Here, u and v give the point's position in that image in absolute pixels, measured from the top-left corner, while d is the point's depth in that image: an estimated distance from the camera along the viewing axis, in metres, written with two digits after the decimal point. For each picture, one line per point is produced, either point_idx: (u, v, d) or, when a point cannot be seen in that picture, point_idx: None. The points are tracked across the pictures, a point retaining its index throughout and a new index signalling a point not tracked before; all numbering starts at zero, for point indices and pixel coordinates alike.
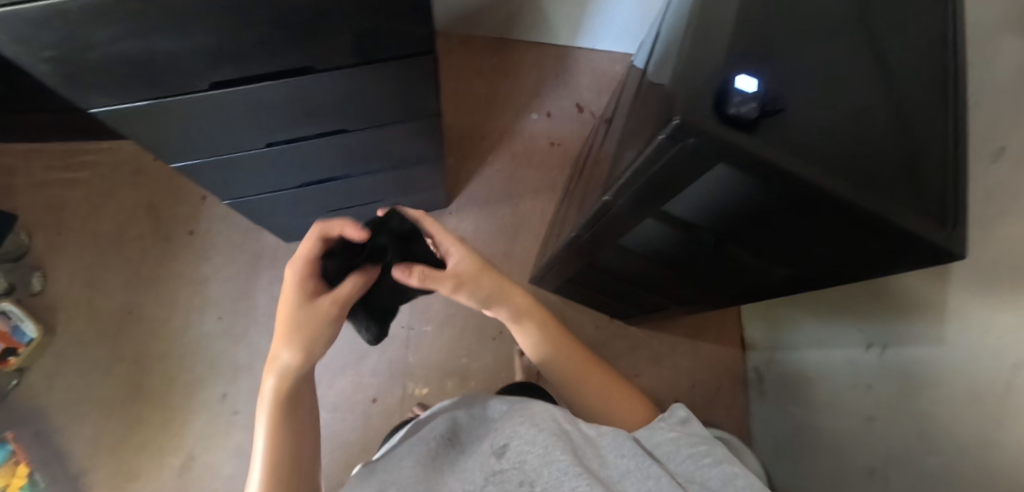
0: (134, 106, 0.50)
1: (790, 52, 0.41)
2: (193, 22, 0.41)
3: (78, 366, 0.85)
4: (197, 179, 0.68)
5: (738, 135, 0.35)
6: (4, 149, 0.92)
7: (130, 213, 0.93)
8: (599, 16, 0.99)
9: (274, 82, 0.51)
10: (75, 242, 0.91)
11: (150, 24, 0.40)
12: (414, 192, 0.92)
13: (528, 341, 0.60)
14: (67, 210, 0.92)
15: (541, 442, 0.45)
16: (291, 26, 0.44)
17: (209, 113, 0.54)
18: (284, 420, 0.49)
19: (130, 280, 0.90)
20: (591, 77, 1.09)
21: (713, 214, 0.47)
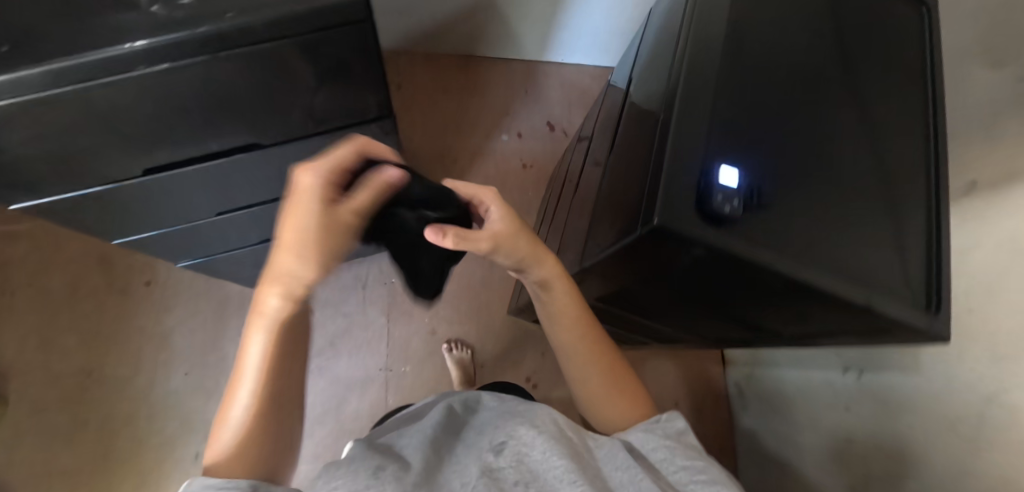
0: (62, 198, 0.45)
1: (767, 131, 0.39)
2: (111, 110, 0.37)
3: (39, 436, 0.81)
4: (148, 250, 0.63)
5: (720, 234, 0.34)
6: None
7: (81, 267, 0.88)
8: (567, 29, 0.95)
9: (219, 161, 0.47)
10: (21, 303, 0.86)
11: (61, 118, 0.36)
12: None
13: (553, 314, 0.46)
14: (9, 266, 0.87)
15: (538, 443, 0.36)
16: (227, 103, 0.41)
17: (151, 195, 0.49)
18: (283, 353, 0.36)
19: (87, 339, 0.85)
20: (563, 92, 1.05)
21: (697, 288, 0.45)
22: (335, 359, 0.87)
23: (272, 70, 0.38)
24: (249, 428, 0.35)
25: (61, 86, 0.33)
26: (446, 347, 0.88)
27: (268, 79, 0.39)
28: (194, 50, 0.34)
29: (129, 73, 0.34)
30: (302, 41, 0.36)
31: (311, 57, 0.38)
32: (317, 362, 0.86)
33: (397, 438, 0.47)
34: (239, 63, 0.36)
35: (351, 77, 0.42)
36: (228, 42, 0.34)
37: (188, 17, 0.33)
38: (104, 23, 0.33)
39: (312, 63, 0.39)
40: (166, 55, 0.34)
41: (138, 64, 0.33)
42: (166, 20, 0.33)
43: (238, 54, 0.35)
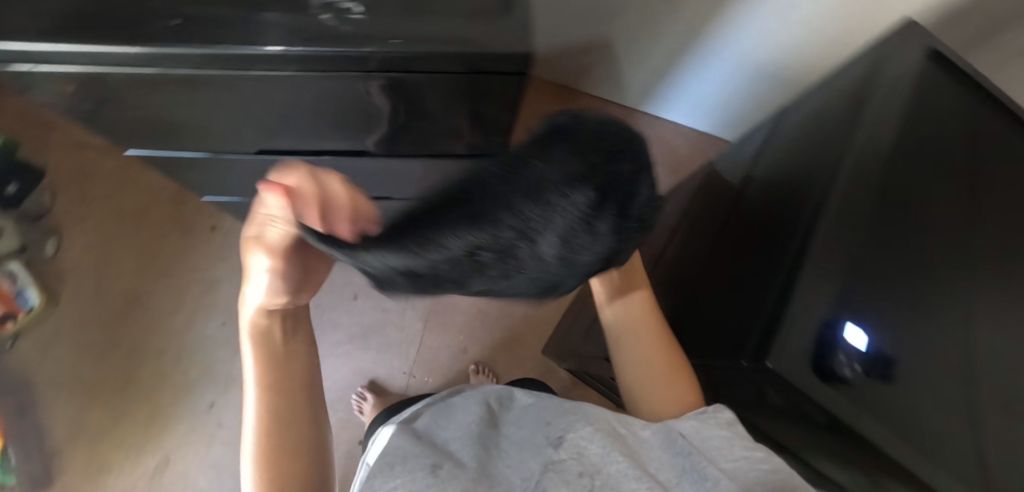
0: (183, 154, 0.53)
1: (910, 295, 0.36)
2: (251, 92, 0.38)
3: (75, 342, 0.86)
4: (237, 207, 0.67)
5: (831, 393, 0.32)
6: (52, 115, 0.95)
7: (155, 197, 0.92)
8: (675, 86, 0.93)
9: (324, 157, 0.52)
10: (94, 214, 0.91)
11: (205, 89, 0.38)
12: None
13: (622, 301, 0.48)
14: (96, 178, 0.94)
15: (595, 439, 0.36)
16: (342, 107, 0.41)
17: (256, 166, 0.56)
18: (275, 373, 0.37)
19: (141, 264, 0.89)
20: (653, 147, 1.03)
21: (790, 419, 0.42)
22: (363, 352, 0.87)
23: (414, 96, 0.39)
24: (266, 429, 0.35)
25: (215, 69, 0.34)
26: (472, 369, 0.86)
27: (406, 102, 0.40)
28: (350, 68, 0.34)
29: (281, 73, 0.35)
30: (456, 79, 0.36)
31: (458, 92, 0.39)
32: (345, 348, 0.87)
33: (437, 428, 0.47)
34: (385, 85, 0.37)
35: (487, 113, 0.43)
36: (385, 69, 0.34)
37: (353, 35, 0.32)
38: (270, 19, 0.33)
39: (449, 91, 0.39)
40: (319, 64, 0.34)
41: (292, 68, 0.34)
42: (329, 31, 0.32)
43: (390, 79, 0.36)
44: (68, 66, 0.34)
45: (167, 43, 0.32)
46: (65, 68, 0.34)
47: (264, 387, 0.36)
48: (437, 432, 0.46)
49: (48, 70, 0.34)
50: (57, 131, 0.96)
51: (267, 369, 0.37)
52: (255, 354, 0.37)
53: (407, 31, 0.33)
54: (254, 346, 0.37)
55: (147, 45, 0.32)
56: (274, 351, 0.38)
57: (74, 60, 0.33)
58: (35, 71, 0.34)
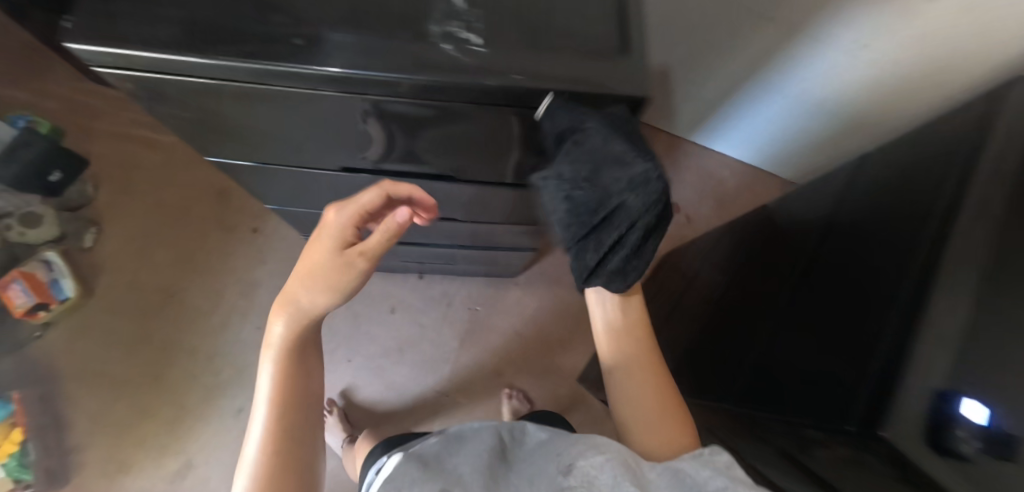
0: (234, 161, 0.52)
1: None
2: (344, 115, 0.36)
3: (103, 336, 0.85)
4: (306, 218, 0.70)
5: (949, 474, 0.30)
6: (108, 110, 0.98)
7: (199, 192, 0.95)
8: (727, 119, 0.93)
9: (405, 177, 0.50)
10: (135, 206, 0.93)
11: (296, 107, 0.36)
12: (489, 263, 0.88)
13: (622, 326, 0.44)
14: (139, 170, 0.96)
15: (607, 467, 0.32)
16: (444, 137, 0.39)
17: (323, 181, 0.54)
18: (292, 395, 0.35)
19: (178, 260, 0.90)
20: (696, 179, 1.04)
21: None
22: (397, 367, 0.88)
23: (516, 132, 0.37)
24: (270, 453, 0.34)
25: (319, 91, 0.32)
26: (506, 393, 0.87)
27: (504, 137, 0.38)
28: (462, 100, 0.32)
29: (386, 99, 0.33)
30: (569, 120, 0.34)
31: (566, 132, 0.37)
32: (379, 362, 0.89)
33: (449, 457, 0.45)
34: (490, 117, 0.35)
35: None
36: (500, 102, 0.33)
37: (470, 65, 0.31)
38: (383, 41, 0.31)
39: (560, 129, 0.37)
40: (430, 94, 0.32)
41: (397, 96, 0.32)
42: (446, 60, 0.31)
43: (498, 112, 0.34)
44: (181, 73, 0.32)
45: (276, 60, 0.30)
46: (181, 76, 0.33)
47: (282, 406, 0.35)
48: (449, 463, 0.44)
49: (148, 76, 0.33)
50: (109, 123, 0.98)
51: (287, 390, 0.35)
52: (276, 371, 0.35)
53: (524, 64, 0.32)
54: (279, 362, 0.35)
55: (254, 61, 0.30)
56: (300, 368, 0.36)
57: (178, 70, 0.32)
58: (136, 76, 0.33)
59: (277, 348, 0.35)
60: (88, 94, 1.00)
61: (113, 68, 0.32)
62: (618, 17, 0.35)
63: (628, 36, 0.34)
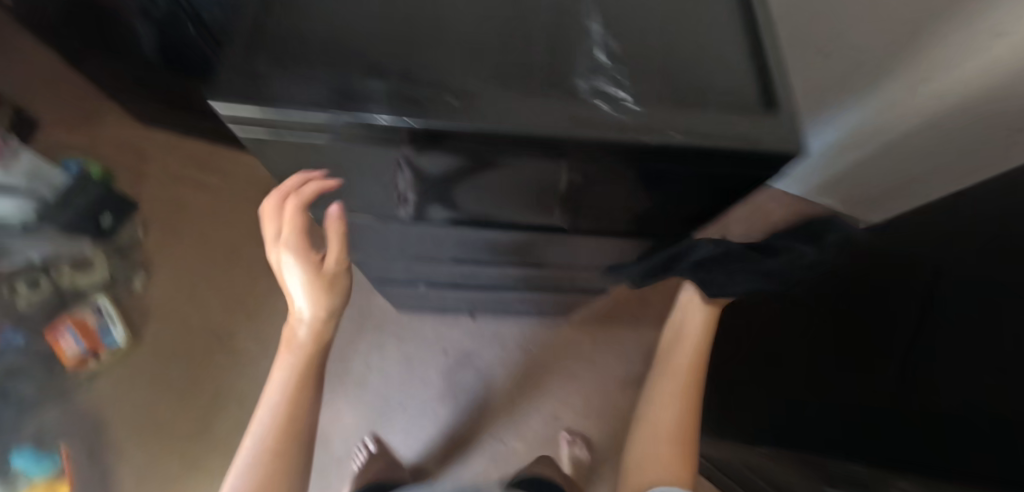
0: None
1: None
2: (473, 170, 0.34)
3: (151, 381, 0.83)
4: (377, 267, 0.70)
5: None
6: (160, 156, 1.02)
7: (249, 233, 0.95)
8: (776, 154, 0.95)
9: (488, 229, 0.49)
10: (185, 247, 0.94)
11: (423, 165, 0.34)
12: (543, 306, 0.88)
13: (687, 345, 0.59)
14: (188, 212, 0.98)
15: None
16: (551, 190, 0.37)
17: (409, 237, 0.54)
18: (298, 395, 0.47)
19: (227, 302, 0.89)
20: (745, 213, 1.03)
21: None
22: (452, 411, 0.88)
23: (655, 185, 0.35)
24: (274, 437, 0.45)
25: (424, 143, 0.30)
26: (565, 438, 0.85)
27: (638, 191, 0.36)
28: (616, 154, 0.30)
29: (531, 155, 0.31)
30: (720, 174, 0.32)
31: (708, 186, 0.34)
32: (434, 406, 0.88)
33: None
34: (634, 172, 0.33)
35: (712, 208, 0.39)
36: (653, 158, 0.31)
37: (627, 125, 0.29)
38: (533, 97, 0.29)
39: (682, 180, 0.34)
40: (584, 148, 0.30)
41: (547, 151, 0.30)
42: (602, 118, 0.29)
43: (628, 162, 0.31)
44: (254, 115, 0.30)
45: (425, 117, 0.29)
46: (254, 122, 0.30)
47: (297, 398, 0.47)
48: None
49: (281, 138, 0.32)
50: (160, 169, 1.01)
51: (297, 386, 0.47)
52: (291, 369, 0.47)
53: (681, 119, 0.30)
54: (300, 362, 0.47)
55: (403, 120, 0.28)
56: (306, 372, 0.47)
57: (319, 129, 0.30)
58: (270, 136, 0.32)
59: (299, 349, 0.47)
60: (140, 139, 1.03)
61: (249, 126, 0.31)
62: (761, 66, 0.33)
63: (777, 87, 0.32)
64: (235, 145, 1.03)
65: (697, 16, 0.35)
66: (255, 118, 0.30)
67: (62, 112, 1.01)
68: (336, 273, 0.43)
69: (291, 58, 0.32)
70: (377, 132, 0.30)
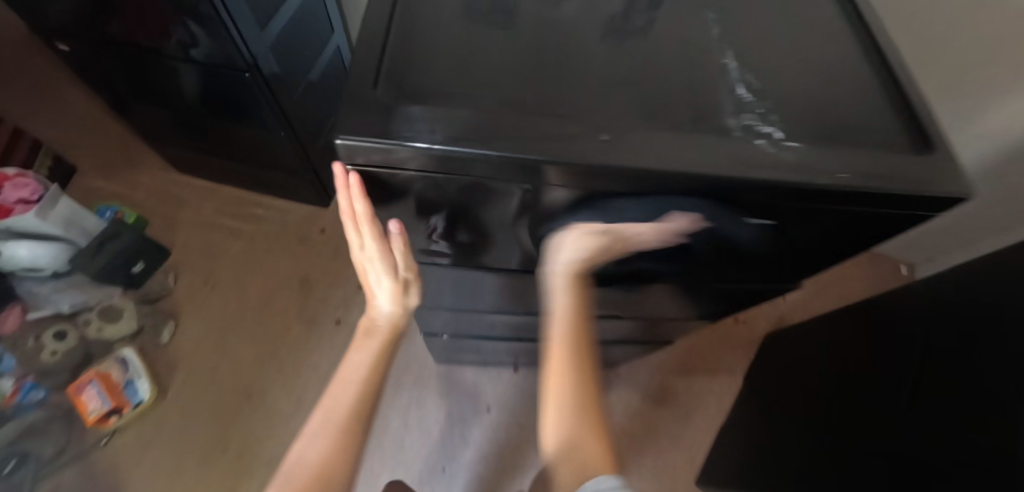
0: None
1: None
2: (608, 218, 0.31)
3: (173, 441, 0.79)
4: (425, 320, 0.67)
5: None
6: (191, 200, 1.01)
7: (284, 282, 0.97)
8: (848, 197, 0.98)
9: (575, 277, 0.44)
10: (218, 296, 0.93)
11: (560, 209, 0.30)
12: (586, 357, 0.85)
13: (559, 305, 0.37)
14: (221, 261, 0.97)
15: None
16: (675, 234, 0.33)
17: (481, 286, 0.50)
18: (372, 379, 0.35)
19: (259, 355, 0.88)
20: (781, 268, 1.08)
21: None
22: (495, 472, 0.81)
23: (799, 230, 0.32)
24: (334, 428, 0.32)
25: (568, 180, 0.27)
26: None
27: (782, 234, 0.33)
28: (781, 196, 0.28)
29: (691, 196, 0.28)
30: (880, 219, 0.30)
31: (859, 230, 0.32)
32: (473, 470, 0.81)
33: None
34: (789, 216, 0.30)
35: (846, 252, 0.36)
36: (818, 202, 0.28)
37: (793, 167, 0.27)
38: (691, 137, 0.27)
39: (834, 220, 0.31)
40: (751, 191, 0.27)
41: (708, 194, 0.28)
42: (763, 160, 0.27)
43: (787, 200, 0.28)
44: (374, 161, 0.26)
45: (590, 157, 0.25)
46: (370, 166, 0.26)
47: (375, 386, 0.35)
48: None
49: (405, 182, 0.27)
50: (193, 215, 0.99)
51: (378, 372, 0.36)
52: (378, 347, 0.37)
53: (841, 161, 0.28)
54: (386, 342, 0.37)
55: (564, 160, 0.25)
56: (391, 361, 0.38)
57: (460, 169, 0.26)
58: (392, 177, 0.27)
59: (384, 332, 0.37)
60: (173, 183, 1.02)
61: (370, 166, 0.26)
62: (901, 111, 0.32)
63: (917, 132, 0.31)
64: (271, 190, 1.03)
65: (823, 58, 0.34)
66: (380, 157, 0.26)
67: (99, 158, 1.00)
68: (411, 278, 0.36)
69: (416, 90, 0.28)
70: (513, 176, 0.26)
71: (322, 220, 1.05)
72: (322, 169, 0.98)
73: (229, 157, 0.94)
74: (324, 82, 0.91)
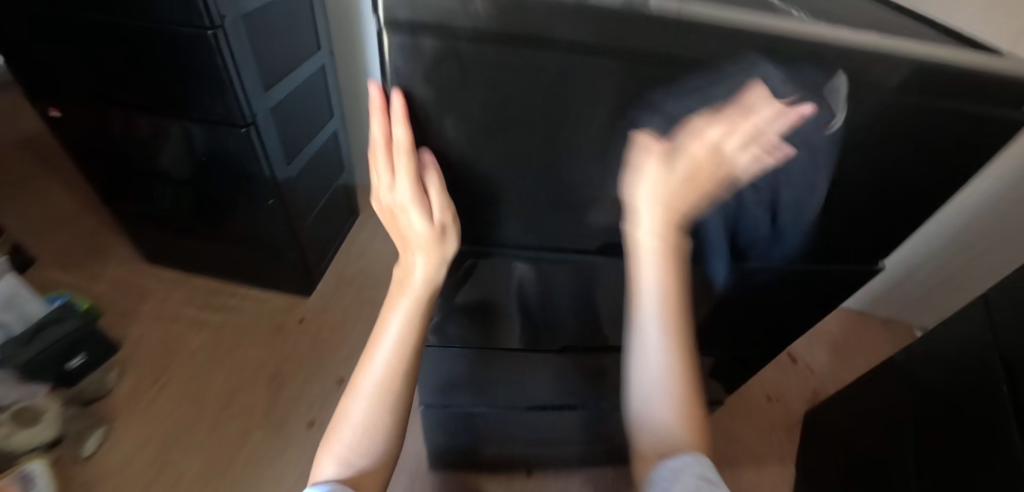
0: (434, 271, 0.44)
1: None
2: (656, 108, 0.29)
3: None
4: (432, 383, 0.56)
5: None
6: (157, 289, 0.91)
7: (251, 377, 0.83)
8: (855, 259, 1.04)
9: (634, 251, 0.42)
10: (167, 396, 0.79)
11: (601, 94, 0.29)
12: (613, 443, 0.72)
13: (657, 270, 0.34)
14: (178, 354, 0.84)
15: None
16: None
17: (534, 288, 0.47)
18: (413, 340, 0.35)
19: (209, 467, 0.72)
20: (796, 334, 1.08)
21: None
22: None
23: (860, 125, 0.31)
24: (380, 387, 0.33)
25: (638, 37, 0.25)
26: None
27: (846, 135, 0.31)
28: (847, 66, 0.27)
29: (750, 63, 0.27)
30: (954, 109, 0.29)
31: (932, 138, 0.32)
32: None
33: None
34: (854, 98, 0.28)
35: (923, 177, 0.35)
36: (882, 82, 0.27)
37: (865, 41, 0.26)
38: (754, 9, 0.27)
39: (900, 114, 0.30)
40: (814, 54, 0.26)
41: (781, 60, 0.26)
42: (830, 41, 0.26)
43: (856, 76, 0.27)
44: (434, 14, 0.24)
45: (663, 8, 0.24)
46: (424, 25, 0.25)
47: (408, 358, 0.34)
48: None
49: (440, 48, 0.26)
50: (156, 305, 0.89)
51: (413, 343, 0.35)
52: (411, 314, 0.35)
53: (914, 49, 0.26)
54: (418, 305, 0.35)
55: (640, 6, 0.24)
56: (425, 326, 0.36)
57: (529, 17, 0.24)
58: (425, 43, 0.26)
59: (418, 288, 0.35)
60: (139, 273, 0.93)
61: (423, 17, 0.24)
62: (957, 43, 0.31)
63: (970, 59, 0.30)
64: (250, 278, 0.95)
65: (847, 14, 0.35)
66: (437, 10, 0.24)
67: (63, 248, 0.93)
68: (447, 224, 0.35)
69: None
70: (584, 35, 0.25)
71: (302, 309, 0.95)
72: (308, 252, 0.92)
73: (206, 238, 0.88)
74: (317, 164, 0.90)
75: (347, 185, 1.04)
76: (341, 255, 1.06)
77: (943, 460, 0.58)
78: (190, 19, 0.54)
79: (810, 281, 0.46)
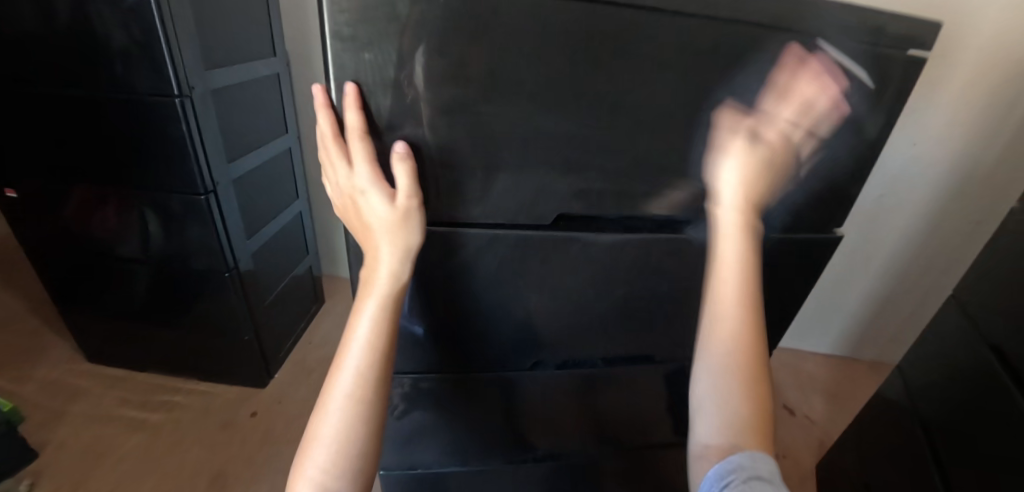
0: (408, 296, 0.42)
1: None
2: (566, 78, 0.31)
3: None
4: (394, 434, 0.50)
5: None
6: (93, 390, 0.83)
7: (189, 480, 0.72)
8: (825, 300, 1.02)
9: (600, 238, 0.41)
10: None
11: (520, 70, 0.30)
12: None
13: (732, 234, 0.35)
14: (104, 461, 0.73)
15: None
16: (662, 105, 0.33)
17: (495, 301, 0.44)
18: (390, 338, 0.32)
19: None
20: (790, 383, 1.03)
21: None
22: None
23: (770, 83, 0.33)
24: (355, 390, 0.29)
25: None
26: None
27: (761, 90, 0.33)
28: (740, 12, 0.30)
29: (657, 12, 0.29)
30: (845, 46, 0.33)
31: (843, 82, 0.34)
32: None
33: None
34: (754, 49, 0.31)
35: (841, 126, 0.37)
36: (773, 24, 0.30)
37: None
38: None
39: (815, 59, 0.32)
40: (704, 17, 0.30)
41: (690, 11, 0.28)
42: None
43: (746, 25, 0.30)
44: None
45: None
46: None
47: (382, 358, 0.30)
48: None
49: (352, 28, 0.27)
50: (89, 407, 0.80)
51: (384, 343, 0.31)
52: (378, 316, 0.32)
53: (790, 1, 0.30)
54: (385, 305, 0.32)
55: None
56: (396, 325, 0.32)
57: None
58: (340, 25, 0.27)
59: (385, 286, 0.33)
60: (75, 374, 0.85)
61: None
62: None
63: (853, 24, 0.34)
64: (199, 371, 0.87)
65: None
66: None
67: None
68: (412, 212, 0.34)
69: None
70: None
71: (256, 401, 0.86)
72: (265, 335, 0.86)
73: (153, 327, 0.82)
74: (280, 243, 0.89)
75: (312, 270, 1.02)
76: (304, 341, 1.00)
77: (968, 477, 0.53)
78: (159, 89, 0.58)
79: (779, 257, 0.46)
